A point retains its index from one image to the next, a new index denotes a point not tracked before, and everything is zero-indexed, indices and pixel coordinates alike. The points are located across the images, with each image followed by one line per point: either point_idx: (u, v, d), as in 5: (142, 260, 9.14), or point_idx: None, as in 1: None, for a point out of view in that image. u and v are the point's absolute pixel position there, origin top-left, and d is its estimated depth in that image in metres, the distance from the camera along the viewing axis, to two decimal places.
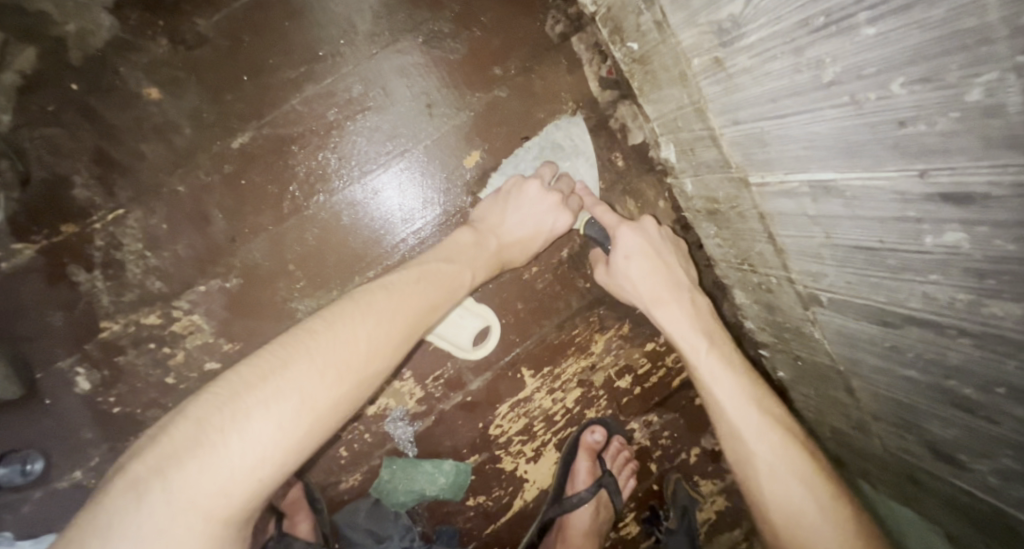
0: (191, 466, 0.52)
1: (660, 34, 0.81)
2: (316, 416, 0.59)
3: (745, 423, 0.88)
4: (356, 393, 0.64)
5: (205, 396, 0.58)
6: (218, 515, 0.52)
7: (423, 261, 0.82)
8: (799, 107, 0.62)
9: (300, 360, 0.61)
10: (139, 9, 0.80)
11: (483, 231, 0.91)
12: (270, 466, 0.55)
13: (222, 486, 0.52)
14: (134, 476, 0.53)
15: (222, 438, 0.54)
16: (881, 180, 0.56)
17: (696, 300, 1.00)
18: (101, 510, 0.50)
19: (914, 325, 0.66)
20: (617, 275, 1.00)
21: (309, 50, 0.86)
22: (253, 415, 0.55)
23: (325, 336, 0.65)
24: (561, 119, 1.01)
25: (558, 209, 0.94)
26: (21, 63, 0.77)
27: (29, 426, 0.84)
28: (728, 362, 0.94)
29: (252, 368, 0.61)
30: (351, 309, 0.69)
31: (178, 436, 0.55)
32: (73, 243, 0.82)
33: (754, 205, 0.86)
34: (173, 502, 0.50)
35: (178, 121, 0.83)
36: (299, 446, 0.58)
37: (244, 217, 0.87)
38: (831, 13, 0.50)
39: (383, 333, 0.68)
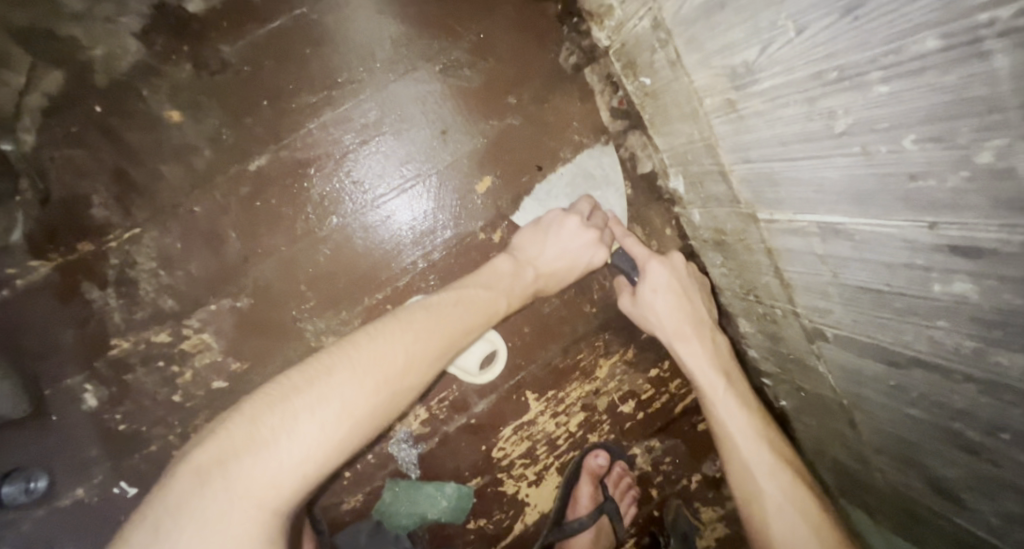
0: (247, 459, 0.57)
1: (673, 72, 0.83)
2: (355, 423, 0.64)
3: (757, 459, 0.94)
4: (393, 404, 0.69)
5: (259, 396, 0.64)
6: (269, 505, 0.57)
7: (463, 286, 0.86)
8: (810, 152, 0.63)
9: (343, 368, 0.67)
10: (165, 34, 0.82)
11: (522, 262, 0.93)
12: (314, 464, 0.60)
13: (273, 478, 0.58)
14: (197, 464, 0.58)
15: (273, 436, 0.59)
16: (891, 228, 0.57)
17: (715, 338, 1.05)
18: (171, 493, 0.56)
19: (920, 367, 0.67)
20: (643, 305, 1.03)
21: (329, 76, 0.88)
22: (301, 416, 0.61)
23: (366, 348, 0.70)
24: (595, 148, 1.05)
25: (594, 245, 0.96)
26: (47, 84, 0.79)
27: (33, 442, 0.84)
28: (740, 395, 1.01)
29: (300, 374, 0.66)
30: (391, 325, 0.75)
31: (235, 430, 0.60)
32: (89, 261, 0.83)
33: (761, 239, 0.87)
34: (232, 489, 0.56)
35: (198, 144, 0.84)
36: (339, 447, 0.62)
37: (258, 237, 0.88)
38: (845, 69, 0.52)
39: (418, 347, 0.73)
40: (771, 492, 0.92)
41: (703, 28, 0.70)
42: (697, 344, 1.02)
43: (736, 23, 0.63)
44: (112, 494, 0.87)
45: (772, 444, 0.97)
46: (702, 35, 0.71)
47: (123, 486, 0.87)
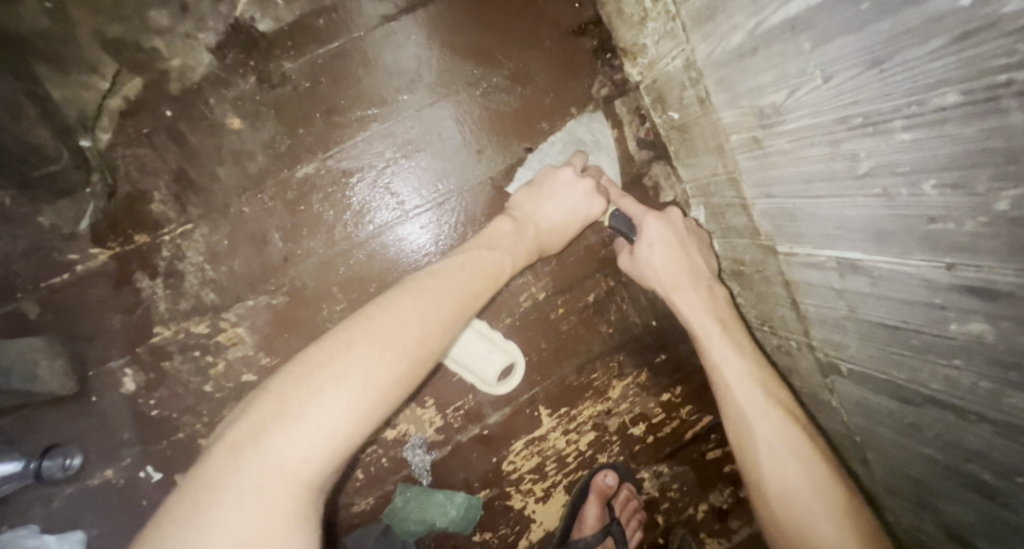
0: (276, 433, 0.56)
1: (702, 109, 0.88)
2: (381, 393, 0.62)
3: (750, 402, 0.92)
4: (412, 372, 0.67)
5: (283, 376, 0.63)
6: (301, 477, 0.55)
7: (468, 250, 0.86)
8: (833, 191, 0.67)
9: (362, 340, 0.65)
10: (236, 50, 0.89)
11: (521, 220, 0.94)
12: (342, 436, 0.58)
13: (305, 451, 0.56)
14: (232, 442, 0.57)
15: (301, 408, 0.58)
16: (909, 267, 0.60)
17: (713, 289, 1.03)
18: (205, 472, 0.55)
19: (935, 406, 0.69)
20: (641, 260, 1.04)
21: (379, 95, 0.95)
22: (327, 389, 0.59)
23: (382, 321, 0.69)
24: (582, 115, 1.06)
25: (591, 195, 0.96)
26: (127, 90, 0.86)
27: (72, 421, 0.88)
28: (734, 340, 0.98)
29: (319, 351, 0.65)
30: (403, 296, 0.73)
31: (263, 407, 0.59)
32: (143, 253, 0.88)
33: (780, 271, 0.90)
34: (265, 465, 0.54)
35: (254, 150, 0.90)
36: (367, 417, 0.61)
37: (299, 239, 0.93)
38: (869, 116, 0.55)
39: (431, 317, 0.72)
40: (766, 435, 0.89)
41: (734, 71, 0.74)
42: (693, 294, 1.01)
43: (766, 69, 0.68)
44: (138, 478, 0.90)
45: (763, 381, 0.94)
46: (733, 77, 0.76)
47: (149, 471, 0.90)
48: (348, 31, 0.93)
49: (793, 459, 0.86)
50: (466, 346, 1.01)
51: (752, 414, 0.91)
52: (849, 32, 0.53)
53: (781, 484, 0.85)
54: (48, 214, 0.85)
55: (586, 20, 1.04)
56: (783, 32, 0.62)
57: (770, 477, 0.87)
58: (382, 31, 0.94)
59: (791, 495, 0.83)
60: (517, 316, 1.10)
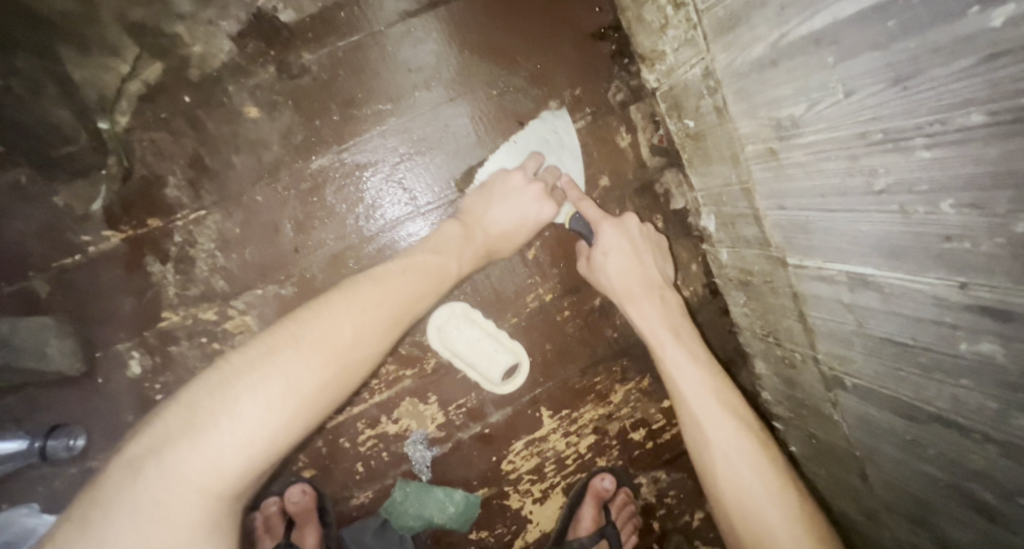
0: (183, 444, 0.54)
1: (719, 119, 0.88)
2: (302, 399, 0.62)
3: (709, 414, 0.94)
4: (339, 381, 0.67)
5: (196, 382, 0.61)
6: (212, 488, 0.54)
7: (409, 254, 0.86)
8: (847, 205, 0.67)
9: (287, 346, 0.64)
10: (257, 39, 0.89)
11: (470, 224, 0.93)
12: (261, 443, 0.58)
13: (213, 460, 0.54)
14: (133, 455, 0.54)
15: (213, 418, 0.56)
16: (921, 284, 0.61)
17: (666, 296, 1.04)
18: (104, 487, 0.52)
19: (941, 424, 0.69)
20: (596, 268, 1.04)
21: (396, 89, 0.95)
22: (242, 397, 0.58)
23: (310, 325, 0.68)
24: (545, 113, 1.03)
25: (541, 199, 0.95)
26: (147, 74, 0.86)
27: (78, 402, 0.88)
28: (689, 348, 1.00)
29: (239, 357, 0.63)
30: (334, 301, 0.73)
31: (176, 413, 0.57)
32: (156, 237, 0.88)
33: (789, 283, 0.90)
34: (168, 478, 0.52)
35: (270, 140, 0.90)
36: (288, 424, 0.60)
37: (310, 230, 0.93)
38: (890, 132, 0.55)
39: (364, 321, 0.72)
40: (721, 443, 0.91)
41: (754, 82, 0.75)
42: (647, 304, 1.02)
43: (787, 81, 0.68)
44: None
45: (721, 396, 0.96)
46: (751, 87, 0.76)
47: None
48: (368, 25, 0.93)
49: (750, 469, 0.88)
50: (474, 345, 1.01)
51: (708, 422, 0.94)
52: (874, 48, 0.52)
53: (738, 494, 0.87)
54: (64, 195, 0.86)
55: (605, 24, 1.04)
56: (807, 45, 0.61)
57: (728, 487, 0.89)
58: (401, 27, 0.94)
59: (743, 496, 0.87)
60: (523, 316, 1.10)
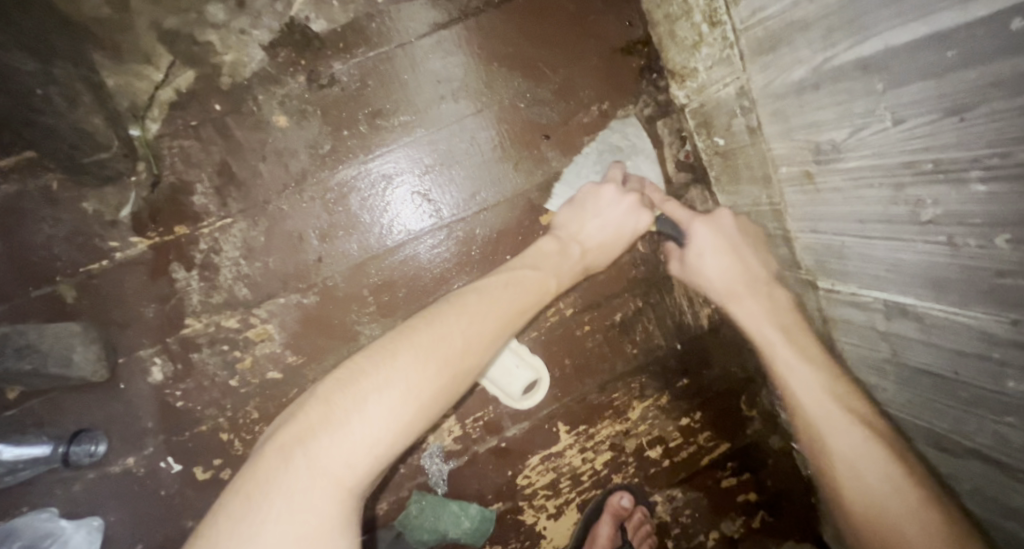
0: (322, 437, 0.56)
1: (752, 138, 0.86)
2: (421, 405, 0.61)
3: (825, 417, 0.91)
4: (453, 388, 0.66)
5: (331, 381, 0.63)
6: (345, 484, 0.54)
7: (511, 268, 0.87)
8: (888, 233, 0.65)
9: (407, 350, 0.65)
10: (288, 49, 0.89)
11: (565, 240, 0.94)
12: (385, 444, 0.58)
13: (347, 456, 0.55)
14: (281, 443, 0.57)
15: (346, 417, 0.57)
16: (968, 317, 0.58)
17: (774, 294, 0.98)
18: (256, 473, 0.55)
19: (979, 459, 0.67)
20: (693, 267, 1.06)
21: (425, 100, 0.94)
22: (369, 398, 0.59)
23: (426, 332, 0.69)
24: (615, 122, 1.04)
25: (636, 210, 0.96)
26: (179, 82, 0.86)
27: (99, 407, 0.88)
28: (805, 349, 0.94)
29: (365, 359, 0.65)
30: (447, 310, 0.74)
31: (314, 411, 0.59)
32: (181, 244, 0.88)
33: (818, 306, 0.89)
34: (311, 467, 0.54)
35: (298, 149, 0.90)
36: (407, 429, 0.60)
37: (335, 240, 0.93)
38: (940, 163, 0.53)
39: (473, 329, 0.71)
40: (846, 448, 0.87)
41: (792, 103, 0.73)
42: (751, 303, 1.00)
43: (829, 105, 0.66)
44: (158, 467, 0.90)
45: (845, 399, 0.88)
46: (789, 109, 0.74)
47: (170, 461, 0.90)
48: (399, 36, 0.93)
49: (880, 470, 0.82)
50: (496, 359, 1.00)
51: (830, 430, 0.90)
52: (927, 77, 0.50)
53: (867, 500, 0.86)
54: (92, 200, 0.86)
55: (635, 39, 1.03)
56: (853, 71, 0.60)
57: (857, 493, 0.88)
58: (432, 39, 0.94)
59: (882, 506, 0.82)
60: (543, 330, 1.09)
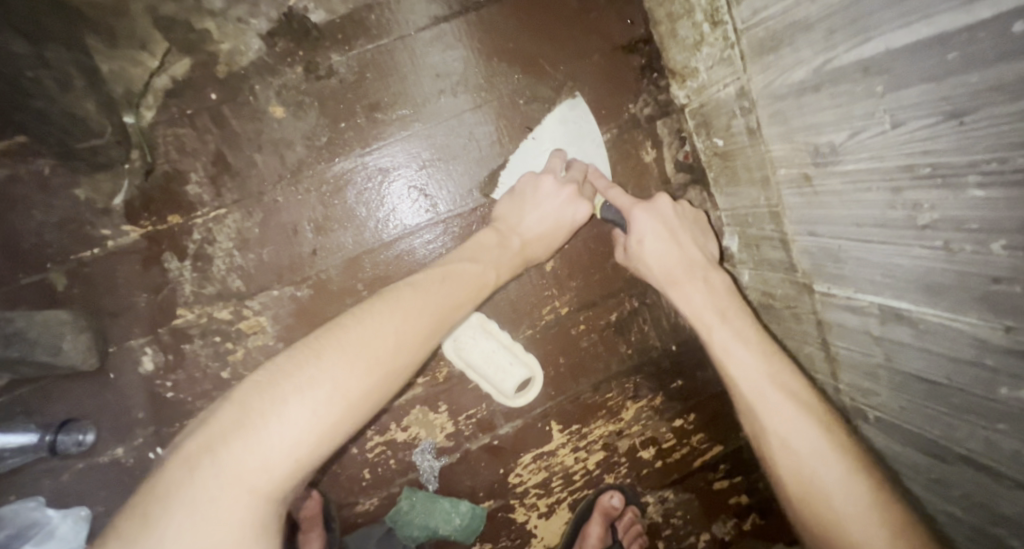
0: (234, 443, 0.54)
1: (751, 139, 0.86)
2: (348, 406, 0.61)
3: (762, 399, 0.85)
4: (383, 387, 0.66)
5: (246, 385, 0.61)
6: (259, 489, 0.53)
7: (446, 262, 0.85)
8: (884, 237, 0.65)
9: (333, 350, 0.64)
10: (287, 39, 0.88)
11: (505, 233, 0.92)
12: (306, 447, 0.57)
13: (262, 460, 0.54)
14: (188, 452, 0.55)
15: (261, 420, 0.56)
16: (961, 324, 0.58)
17: (710, 278, 0.98)
18: (157, 483, 0.53)
19: (969, 466, 0.67)
20: (635, 257, 1.02)
21: (422, 93, 0.93)
22: (289, 400, 0.57)
23: (356, 331, 0.68)
24: (561, 104, 1.00)
25: (575, 200, 0.93)
26: (175, 70, 0.86)
27: (89, 396, 0.87)
28: (735, 328, 0.92)
29: (286, 360, 0.63)
30: (377, 308, 0.72)
31: (223, 417, 0.57)
32: (174, 234, 0.87)
33: (813, 309, 0.89)
34: (221, 475, 0.52)
35: (294, 140, 0.89)
36: (333, 431, 0.59)
37: (329, 233, 0.92)
38: (939, 167, 0.53)
39: (405, 326, 0.70)
40: (777, 428, 0.82)
41: (793, 105, 0.73)
42: (691, 290, 0.97)
43: (829, 107, 0.66)
44: (148, 458, 0.89)
45: (780, 377, 0.86)
46: (789, 111, 0.74)
47: (159, 452, 0.89)
48: (398, 29, 0.92)
49: (813, 446, 0.79)
50: (488, 357, 0.99)
51: (766, 408, 0.84)
52: (929, 80, 0.50)
53: (799, 481, 0.79)
54: (86, 187, 0.85)
55: (636, 37, 1.03)
56: (855, 72, 0.59)
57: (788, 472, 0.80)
58: (431, 33, 0.93)
59: (811, 484, 0.77)
60: (538, 328, 1.09)
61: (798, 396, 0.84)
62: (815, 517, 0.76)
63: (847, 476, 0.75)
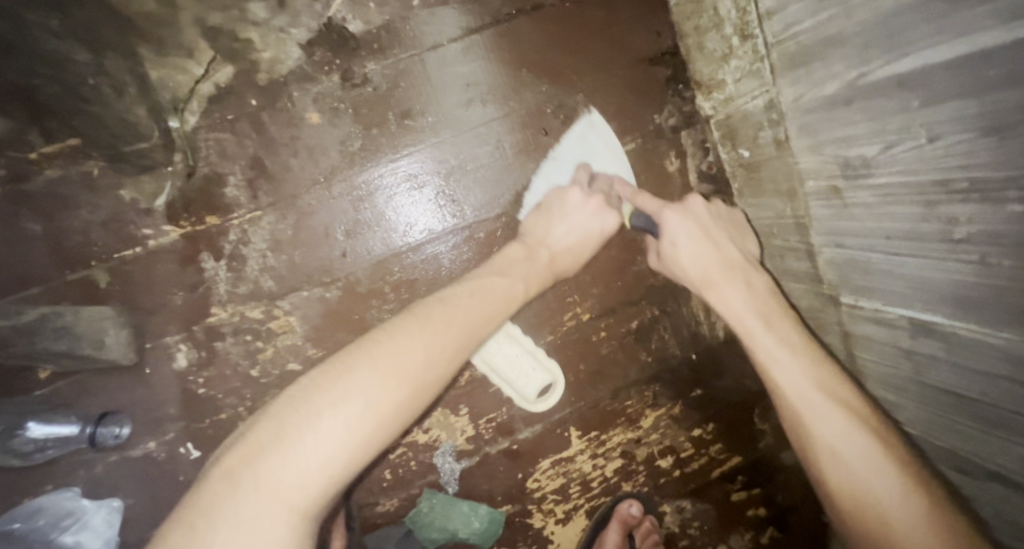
0: (274, 458, 0.55)
1: (778, 151, 0.87)
2: (381, 422, 0.61)
3: (812, 407, 0.81)
4: (415, 403, 0.66)
5: (283, 401, 0.63)
6: (298, 506, 0.53)
7: (478, 277, 0.87)
8: (917, 250, 0.65)
9: (367, 366, 0.65)
10: (325, 48, 0.91)
11: (533, 245, 0.95)
12: (340, 462, 0.57)
13: (300, 476, 0.54)
14: (230, 466, 0.56)
15: (297, 435, 0.57)
16: (997, 339, 0.57)
17: (750, 280, 0.96)
18: (200, 499, 0.54)
19: (1002, 484, 0.66)
20: (665, 258, 1.01)
21: (453, 101, 0.96)
22: (325, 415, 0.58)
23: (387, 347, 0.69)
24: (581, 116, 1.01)
25: (602, 211, 0.98)
26: (218, 77, 0.89)
27: (125, 390, 0.90)
28: (783, 334, 0.88)
29: (321, 376, 0.65)
30: (410, 325, 0.74)
31: (263, 431, 0.59)
32: (211, 234, 0.90)
33: (839, 321, 0.89)
34: (259, 491, 0.53)
35: (329, 146, 0.92)
36: (367, 447, 0.59)
37: (359, 236, 0.94)
38: (975, 182, 0.53)
39: (434, 341, 0.71)
40: (829, 437, 0.79)
41: (823, 118, 0.73)
42: (730, 289, 0.94)
43: (862, 120, 0.66)
44: (177, 453, 0.91)
45: (823, 381, 0.82)
46: (819, 124, 0.75)
47: (189, 447, 0.91)
48: (433, 39, 0.94)
49: (864, 457, 0.75)
50: (513, 362, 1.02)
51: (812, 416, 0.80)
52: (966, 95, 0.50)
53: (851, 493, 0.76)
54: (130, 188, 0.88)
55: (663, 49, 1.04)
56: (889, 87, 0.60)
57: (836, 482, 0.78)
58: (464, 43, 0.96)
59: (871, 503, 0.74)
60: (559, 334, 1.10)
61: (845, 400, 0.80)
62: (856, 525, 0.76)
63: (903, 492, 0.72)
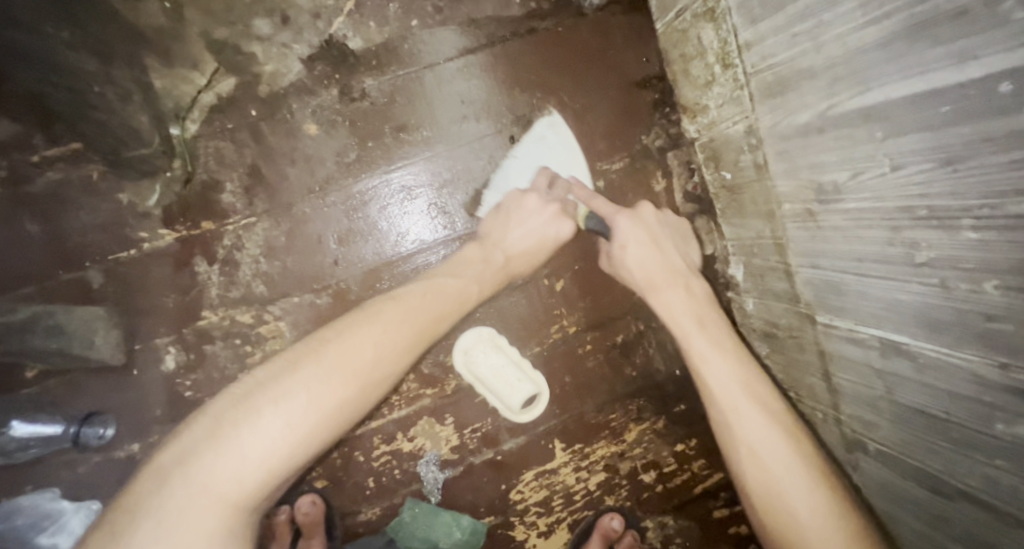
0: (211, 455, 0.60)
1: (758, 174, 0.91)
2: (323, 417, 0.68)
3: (735, 404, 0.88)
4: (357, 398, 0.74)
5: (224, 399, 0.67)
6: (233, 498, 0.59)
7: (430, 279, 0.90)
8: (885, 273, 0.68)
9: (312, 365, 0.72)
10: (325, 63, 0.94)
11: (488, 247, 0.96)
12: (279, 455, 0.63)
13: (237, 471, 0.60)
14: (163, 463, 0.60)
15: (233, 430, 0.62)
16: (958, 358, 0.60)
17: (690, 285, 1.01)
18: (133, 495, 0.57)
19: (970, 502, 0.68)
20: (617, 262, 1.03)
21: (447, 117, 0.99)
22: (266, 412, 0.64)
23: (335, 346, 0.75)
24: (540, 119, 1.03)
25: (558, 219, 0.98)
26: (221, 87, 0.92)
27: (112, 391, 0.91)
28: (713, 336, 0.94)
29: (266, 375, 0.70)
30: (358, 324, 0.80)
31: (199, 429, 0.63)
32: (206, 239, 0.92)
33: (816, 340, 0.91)
34: (192, 486, 0.57)
35: (325, 157, 0.95)
36: (308, 439, 0.66)
37: (352, 244, 0.97)
38: (935, 210, 0.56)
39: (382, 342, 0.78)
40: (750, 434, 0.85)
41: (798, 145, 0.77)
42: (673, 293, 0.99)
43: (833, 148, 0.70)
44: None
45: (749, 382, 0.90)
46: (795, 150, 0.78)
47: None
48: (429, 58, 0.98)
49: (775, 454, 0.83)
50: (497, 372, 1.03)
51: (737, 417, 0.87)
52: (925, 129, 0.54)
53: (764, 486, 0.83)
54: (129, 192, 0.90)
55: (651, 74, 1.09)
56: (856, 118, 0.64)
57: (751, 473, 0.84)
58: (460, 62, 1.00)
59: (777, 492, 0.80)
60: (546, 346, 1.12)
61: (767, 398, 0.88)
62: (767, 515, 0.82)
63: (810, 489, 0.79)
